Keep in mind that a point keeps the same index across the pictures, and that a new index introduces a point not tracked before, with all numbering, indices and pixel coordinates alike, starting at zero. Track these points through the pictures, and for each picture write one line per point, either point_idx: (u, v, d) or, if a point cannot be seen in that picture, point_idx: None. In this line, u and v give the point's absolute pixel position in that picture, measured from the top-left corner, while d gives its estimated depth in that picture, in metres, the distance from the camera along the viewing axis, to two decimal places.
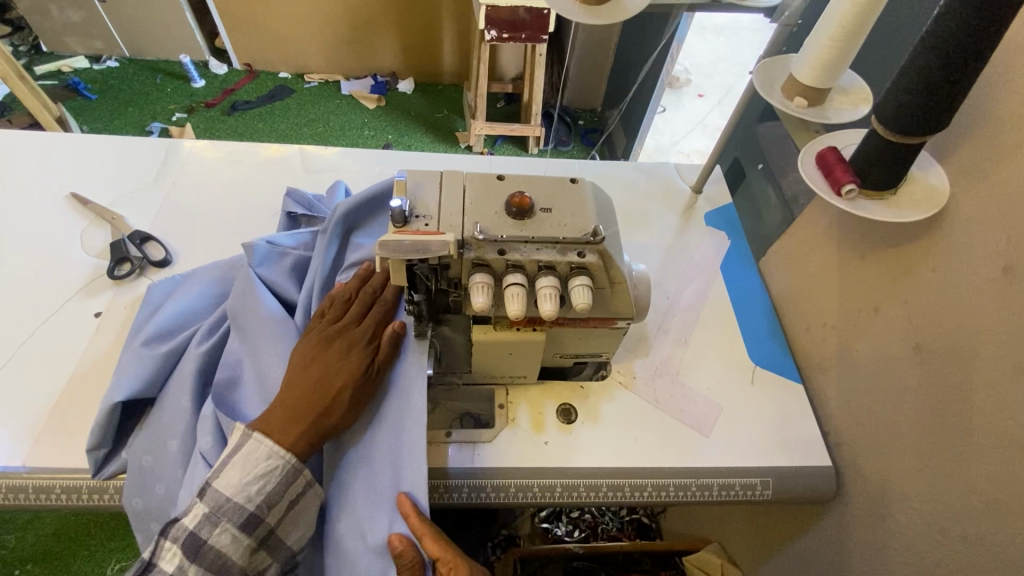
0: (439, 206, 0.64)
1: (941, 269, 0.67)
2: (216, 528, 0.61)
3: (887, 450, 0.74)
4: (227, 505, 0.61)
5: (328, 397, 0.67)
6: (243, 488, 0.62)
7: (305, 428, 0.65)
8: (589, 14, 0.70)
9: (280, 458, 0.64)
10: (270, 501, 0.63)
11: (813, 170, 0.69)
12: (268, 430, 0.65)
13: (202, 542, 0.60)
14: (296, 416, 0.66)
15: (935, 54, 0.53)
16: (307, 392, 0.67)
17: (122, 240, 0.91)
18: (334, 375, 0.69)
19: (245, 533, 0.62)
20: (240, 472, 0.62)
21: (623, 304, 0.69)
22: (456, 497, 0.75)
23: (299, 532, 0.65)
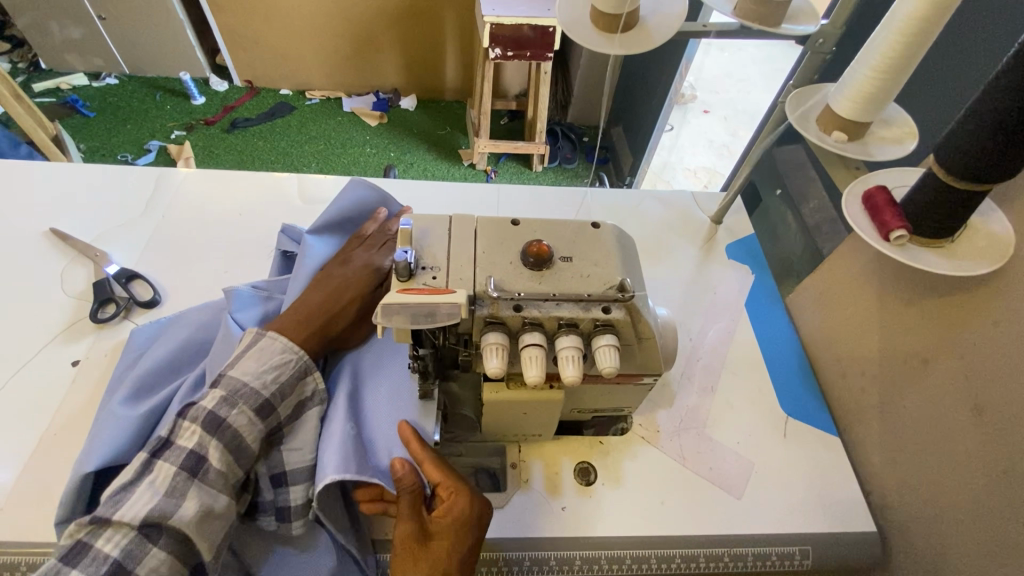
0: (448, 257, 0.57)
1: (1004, 324, 0.60)
2: (234, 408, 0.58)
3: (940, 519, 0.67)
4: (245, 389, 0.59)
5: (338, 308, 0.70)
6: (259, 375, 0.61)
7: (314, 331, 0.68)
8: (612, 43, 0.65)
9: (293, 353, 0.64)
10: (284, 393, 0.62)
11: (857, 212, 0.62)
12: (281, 330, 0.66)
13: (221, 420, 0.58)
14: (304, 320, 0.68)
15: (1010, 94, 0.47)
16: (315, 305, 0.69)
17: (106, 279, 0.85)
18: (342, 291, 0.72)
19: (260, 418, 0.60)
20: (257, 361, 0.62)
21: (652, 361, 0.62)
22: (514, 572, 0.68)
23: (304, 435, 0.64)
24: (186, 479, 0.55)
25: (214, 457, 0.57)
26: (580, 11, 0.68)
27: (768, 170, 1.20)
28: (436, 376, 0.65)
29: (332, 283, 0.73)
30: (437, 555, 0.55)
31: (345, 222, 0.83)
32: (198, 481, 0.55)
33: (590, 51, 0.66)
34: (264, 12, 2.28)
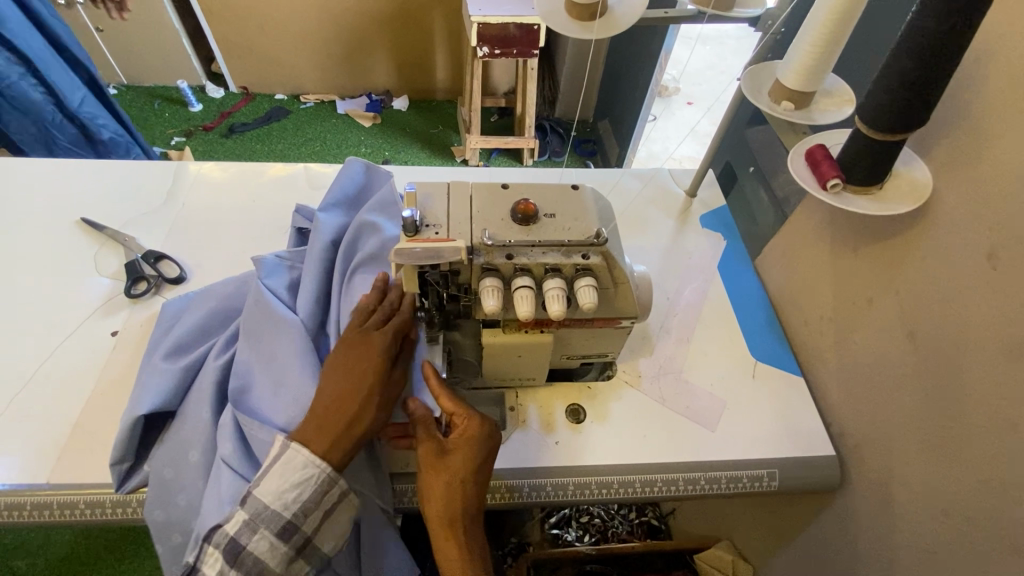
0: (448, 215, 0.67)
1: (929, 259, 0.70)
2: (254, 535, 0.61)
3: (888, 436, 0.76)
4: (266, 513, 0.61)
5: (356, 405, 0.65)
6: (280, 497, 0.62)
7: (337, 440, 0.63)
8: (582, 29, 0.74)
9: (317, 467, 0.63)
10: (306, 510, 0.63)
11: (801, 167, 0.72)
12: (303, 442, 0.63)
13: (241, 548, 0.60)
14: (328, 425, 0.64)
15: (908, 57, 0.57)
16: (335, 401, 0.65)
17: (136, 260, 0.94)
18: (362, 380, 0.66)
19: (282, 540, 0.62)
20: (277, 480, 0.62)
21: (627, 303, 0.72)
22: (517, 498, 0.78)
23: (331, 534, 0.66)
24: None
25: None
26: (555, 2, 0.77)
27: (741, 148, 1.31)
28: (441, 326, 0.74)
29: (348, 370, 0.66)
30: (457, 469, 0.66)
31: (348, 198, 0.90)
32: None
33: (565, 37, 0.75)
34: (258, 19, 2.37)
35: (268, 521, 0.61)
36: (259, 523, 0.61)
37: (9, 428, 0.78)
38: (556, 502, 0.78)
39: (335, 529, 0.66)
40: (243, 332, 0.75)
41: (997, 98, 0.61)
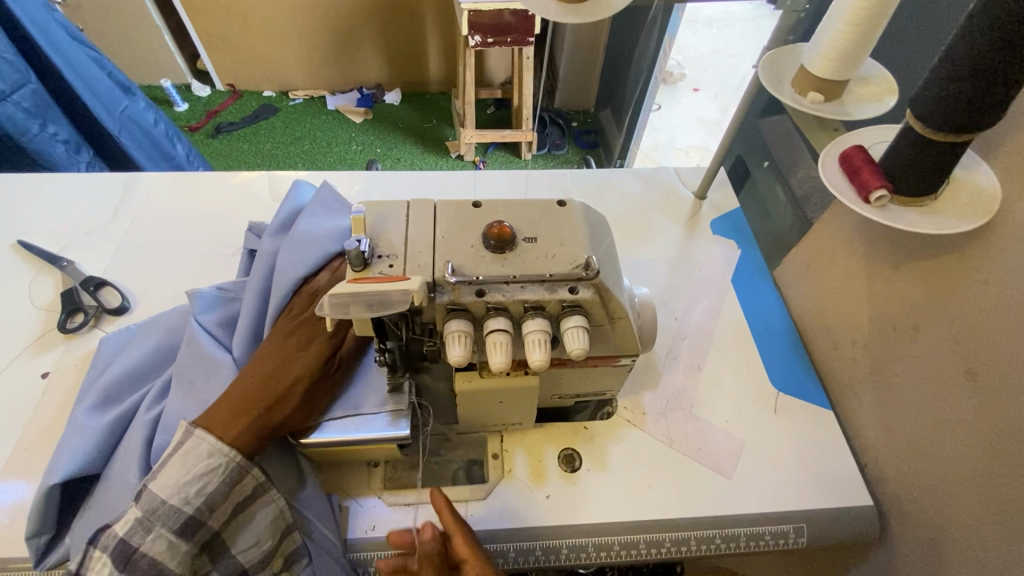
0: (406, 243, 0.55)
1: (994, 284, 0.57)
2: (149, 534, 0.52)
3: (938, 490, 0.64)
4: (163, 509, 0.53)
5: (279, 390, 0.60)
6: (180, 489, 0.53)
7: (250, 426, 0.58)
8: (570, 12, 0.62)
9: (223, 455, 0.56)
10: (213, 504, 0.55)
11: (835, 173, 0.59)
12: (210, 425, 0.57)
13: (132, 550, 0.52)
14: (241, 409, 0.58)
15: (987, 36, 0.44)
16: (256, 386, 0.60)
17: (74, 289, 0.83)
18: (290, 366, 0.62)
19: (184, 539, 0.53)
20: (178, 470, 0.54)
21: (626, 340, 0.60)
22: (501, 564, 0.67)
23: (249, 535, 0.58)
24: None
25: None
26: None
27: (755, 141, 1.18)
28: (406, 369, 0.64)
29: (280, 357, 0.63)
30: None
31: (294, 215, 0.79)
32: None
33: (551, 22, 0.63)
34: (238, 12, 2.24)
35: (165, 518, 0.53)
36: (154, 521, 0.52)
37: None
38: (548, 568, 0.67)
39: (252, 531, 0.58)
40: (177, 381, 0.65)
41: None
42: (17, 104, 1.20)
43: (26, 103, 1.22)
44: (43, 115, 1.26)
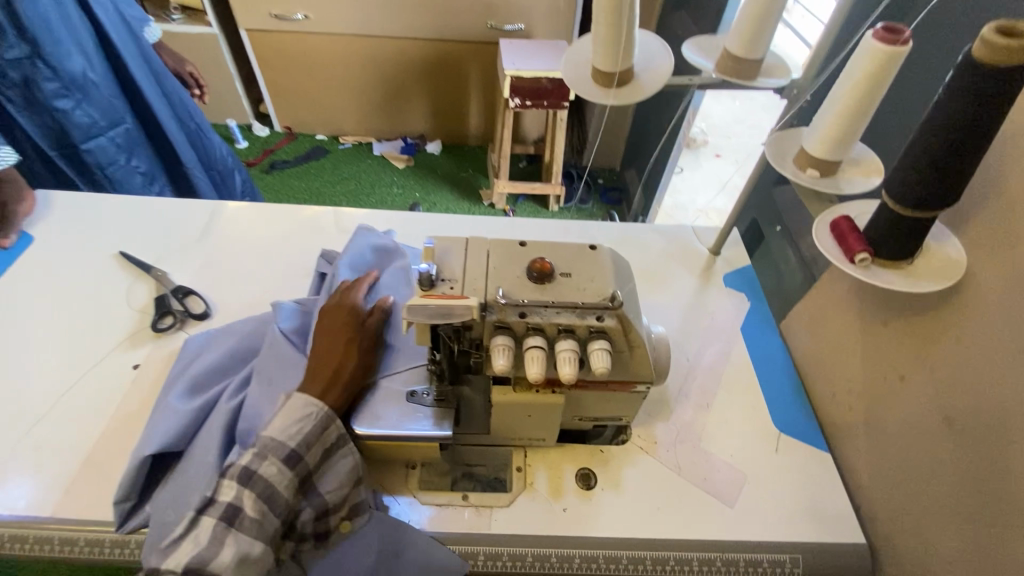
0: (463, 271, 0.67)
1: (965, 340, 0.66)
2: (264, 461, 0.64)
3: (922, 528, 0.70)
4: (272, 442, 0.65)
5: (339, 354, 0.74)
6: (283, 428, 0.66)
7: (331, 384, 0.71)
8: (609, 95, 0.75)
9: (315, 406, 0.69)
10: (309, 442, 0.67)
11: (826, 238, 0.70)
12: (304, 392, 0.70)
13: (252, 473, 0.64)
14: (320, 375, 0.72)
15: (935, 138, 0.55)
16: (321, 359, 0.73)
17: (165, 295, 0.97)
18: (339, 337, 0.76)
19: (289, 468, 0.65)
20: (280, 415, 0.67)
21: (642, 368, 0.70)
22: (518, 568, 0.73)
23: (333, 478, 0.69)
24: (224, 529, 0.62)
25: (250, 507, 0.63)
26: (583, 69, 0.79)
27: (768, 208, 1.30)
28: (451, 380, 0.76)
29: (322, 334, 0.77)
30: None
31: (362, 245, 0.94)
32: (235, 531, 0.62)
33: (591, 102, 0.77)
34: (305, 66, 2.51)
35: (273, 449, 0.65)
36: (266, 451, 0.65)
37: (27, 457, 0.79)
38: None
39: (338, 473, 0.69)
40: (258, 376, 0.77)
41: None
42: (109, 140, 1.43)
43: (117, 139, 1.44)
44: (129, 151, 1.49)
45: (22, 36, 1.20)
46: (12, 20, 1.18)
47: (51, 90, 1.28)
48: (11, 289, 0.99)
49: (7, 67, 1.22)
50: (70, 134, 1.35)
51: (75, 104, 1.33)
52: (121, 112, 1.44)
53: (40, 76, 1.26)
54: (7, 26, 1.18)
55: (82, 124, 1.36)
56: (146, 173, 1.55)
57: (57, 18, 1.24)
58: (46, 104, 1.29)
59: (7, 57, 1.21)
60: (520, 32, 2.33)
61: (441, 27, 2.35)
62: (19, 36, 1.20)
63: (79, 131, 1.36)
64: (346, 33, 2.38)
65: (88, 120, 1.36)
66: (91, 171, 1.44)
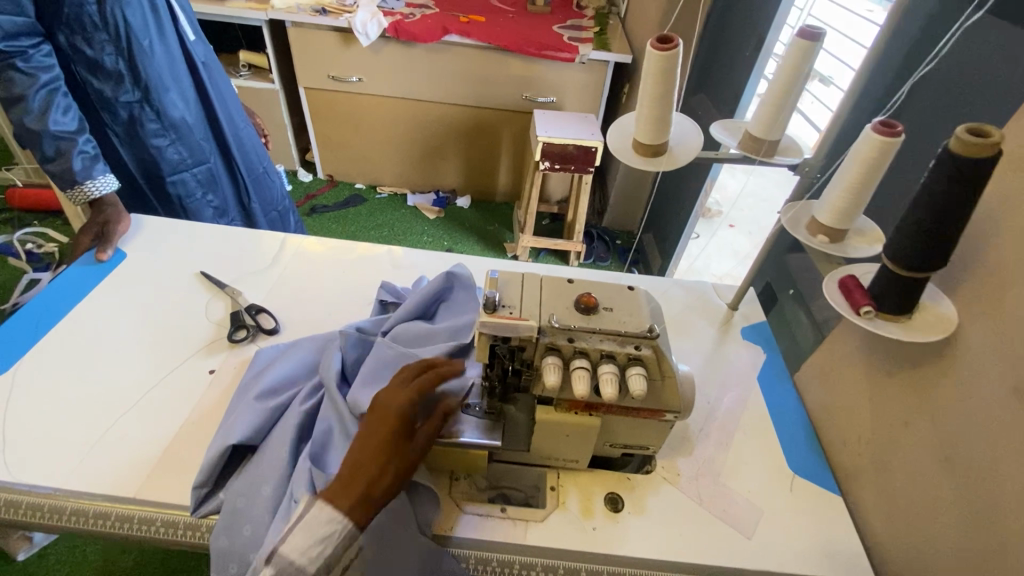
0: (521, 299, 0.78)
1: (960, 387, 0.75)
2: None
3: (930, 567, 0.76)
4: (290, 568, 0.61)
5: (386, 463, 0.70)
6: (306, 552, 0.62)
7: (358, 502, 0.66)
8: (646, 163, 0.89)
9: (340, 523, 0.64)
10: (329, 564, 0.64)
11: (836, 293, 0.81)
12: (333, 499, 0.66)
13: None
14: (356, 484, 0.67)
15: (925, 211, 0.66)
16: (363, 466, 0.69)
17: (240, 311, 1.09)
18: (386, 440, 0.71)
19: None
20: (304, 536, 0.63)
21: (672, 397, 0.78)
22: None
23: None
24: None
25: None
26: (625, 140, 0.94)
27: (782, 272, 1.42)
28: (500, 397, 0.85)
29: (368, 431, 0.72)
30: None
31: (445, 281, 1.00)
32: None
33: (631, 167, 0.91)
34: (354, 122, 2.76)
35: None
36: None
37: (112, 444, 0.87)
38: None
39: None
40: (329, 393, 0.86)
41: (1011, 252, 0.70)
42: (192, 175, 1.65)
43: (199, 175, 1.66)
44: (207, 186, 1.70)
45: (138, 85, 1.45)
46: (133, 72, 1.43)
47: (152, 129, 1.52)
48: (103, 297, 1.12)
49: (121, 109, 1.46)
50: (159, 167, 1.58)
51: (169, 143, 1.56)
52: (207, 153, 1.66)
53: (145, 117, 1.49)
54: (127, 77, 1.43)
55: (172, 160, 1.58)
56: (218, 207, 1.76)
57: (168, 73, 1.49)
58: (145, 141, 1.52)
59: (122, 101, 1.45)
60: (551, 103, 2.57)
61: (481, 95, 2.59)
62: (135, 85, 1.44)
63: (167, 165, 1.59)
64: (395, 96, 2.64)
65: (178, 157, 1.59)
66: (171, 200, 1.66)
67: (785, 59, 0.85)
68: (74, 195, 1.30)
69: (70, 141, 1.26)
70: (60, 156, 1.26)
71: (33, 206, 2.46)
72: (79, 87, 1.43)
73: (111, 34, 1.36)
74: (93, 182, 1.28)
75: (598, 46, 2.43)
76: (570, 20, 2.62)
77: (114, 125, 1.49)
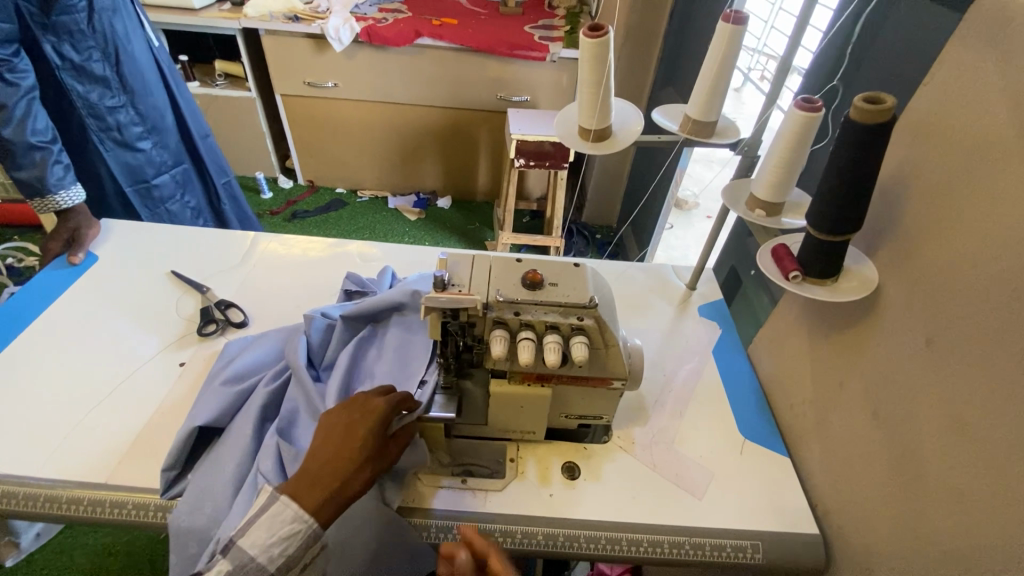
0: (470, 278, 0.82)
1: (884, 344, 0.79)
2: None
3: (865, 514, 0.80)
4: (252, 564, 0.67)
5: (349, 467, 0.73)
6: (266, 549, 0.68)
7: (326, 501, 0.71)
8: (591, 147, 0.94)
9: (303, 522, 0.69)
10: (290, 563, 0.70)
11: (769, 262, 0.86)
12: (298, 496, 0.70)
13: None
14: (320, 481, 0.72)
15: (837, 176, 0.71)
16: (327, 467, 0.73)
17: (209, 306, 1.12)
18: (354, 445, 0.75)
19: None
20: (265, 533, 0.68)
21: (616, 364, 0.83)
22: (513, 544, 0.82)
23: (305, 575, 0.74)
24: None
25: None
26: (571, 127, 0.98)
27: (742, 253, 1.47)
28: (456, 372, 0.89)
29: (343, 429, 0.76)
30: None
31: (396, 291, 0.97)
32: None
33: (577, 152, 0.95)
34: (331, 127, 2.79)
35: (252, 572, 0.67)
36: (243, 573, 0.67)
37: (83, 435, 0.90)
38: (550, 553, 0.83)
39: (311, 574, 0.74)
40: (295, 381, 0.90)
41: (922, 213, 0.75)
42: (171, 177, 1.70)
43: (176, 176, 1.71)
44: (184, 187, 1.76)
45: (123, 88, 1.49)
46: (117, 76, 1.47)
47: (136, 133, 1.55)
48: (74, 298, 1.14)
49: (107, 114, 1.48)
50: (145, 170, 1.61)
51: (152, 145, 1.61)
52: (182, 155, 1.72)
53: (128, 121, 1.53)
54: (112, 81, 1.47)
55: (155, 161, 1.63)
56: (196, 208, 1.81)
57: (148, 77, 1.55)
58: (131, 145, 1.55)
59: (108, 105, 1.48)
60: (525, 102, 2.62)
61: (455, 96, 2.64)
62: (120, 88, 1.49)
63: (151, 168, 1.62)
64: (371, 100, 2.67)
65: (160, 158, 1.64)
66: (155, 204, 1.69)
67: (714, 44, 0.90)
68: (41, 204, 1.31)
69: (42, 150, 1.29)
70: (35, 166, 1.29)
71: (13, 220, 2.47)
72: (61, 94, 1.43)
73: (97, 39, 1.41)
74: (64, 193, 1.31)
75: (567, 44, 2.48)
76: (541, 21, 2.67)
77: (99, 131, 1.50)
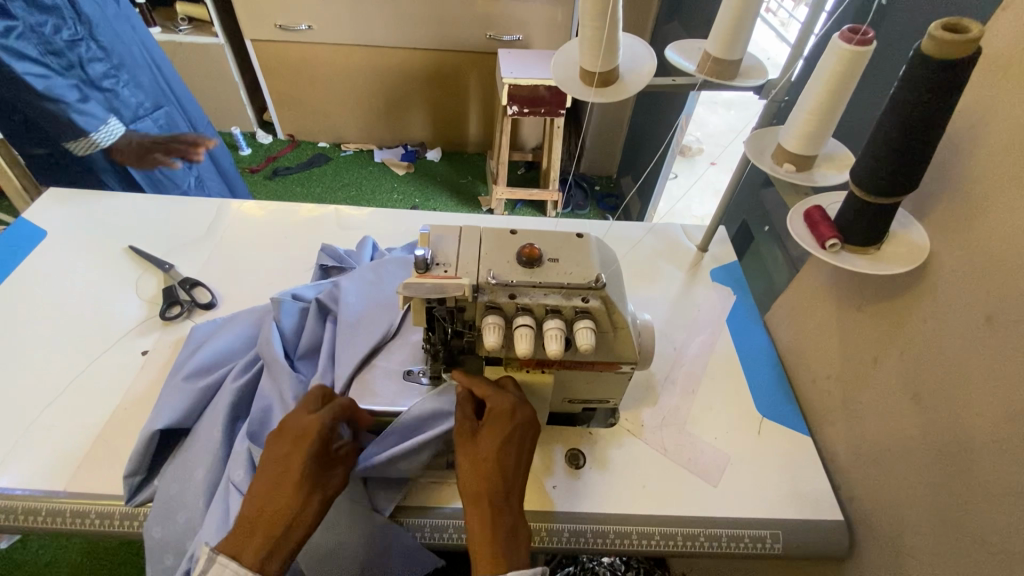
0: (457, 256, 0.71)
1: (931, 320, 0.70)
2: None
3: (896, 502, 0.73)
4: None
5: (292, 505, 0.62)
6: None
7: (272, 547, 0.60)
8: (595, 94, 0.80)
9: None
10: None
11: (800, 227, 0.74)
12: (237, 549, 0.59)
13: None
14: (262, 527, 0.61)
15: (896, 126, 0.59)
16: (269, 510, 0.62)
17: (173, 286, 1.01)
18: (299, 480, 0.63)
19: None
20: None
21: (626, 348, 0.74)
22: (557, 542, 0.77)
23: None
24: None
25: None
26: (571, 70, 0.84)
27: (755, 208, 1.35)
28: (446, 361, 0.79)
29: (278, 463, 0.65)
30: None
31: (380, 288, 0.90)
32: None
33: (580, 101, 0.81)
34: (308, 75, 2.57)
35: None
36: None
37: (41, 437, 0.82)
38: (599, 550, 0.77)
39: None
40: (267, 376, 0.80)
41: (989, 168, 0.64)
42: (152, 122, 1.52)
43: (158, 121, 1.53)
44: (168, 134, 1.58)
45: (79, 19, 1.29)
46: (70, 4, 1.27)
47: (101, 71, 1.37)
48: (21, 280, 1.03)
49: (68, 50, 1.29)
50: (121, 114, 1.43)
51: (123, 85, 1.42)
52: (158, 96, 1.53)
53: (91, 57, 1.34)
54: (66, 9, 1.26)
55: (131, 104, 1.45)
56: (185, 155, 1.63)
57: (103, 5, 1.35)
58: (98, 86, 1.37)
59: (66, 39, 1.28)
60: (518, 42, 2.39)
61: (441, 37, 2.41)
62: (74, 18, 1.28)
63: (128, 111, 1.45)
64: (348, 43, 2.44)
65: (135, 100, 1.46)
66: None
67: None
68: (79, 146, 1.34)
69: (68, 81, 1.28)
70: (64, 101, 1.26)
71: None
72: None
73: None
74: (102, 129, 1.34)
75: None
76: None
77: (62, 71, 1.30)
